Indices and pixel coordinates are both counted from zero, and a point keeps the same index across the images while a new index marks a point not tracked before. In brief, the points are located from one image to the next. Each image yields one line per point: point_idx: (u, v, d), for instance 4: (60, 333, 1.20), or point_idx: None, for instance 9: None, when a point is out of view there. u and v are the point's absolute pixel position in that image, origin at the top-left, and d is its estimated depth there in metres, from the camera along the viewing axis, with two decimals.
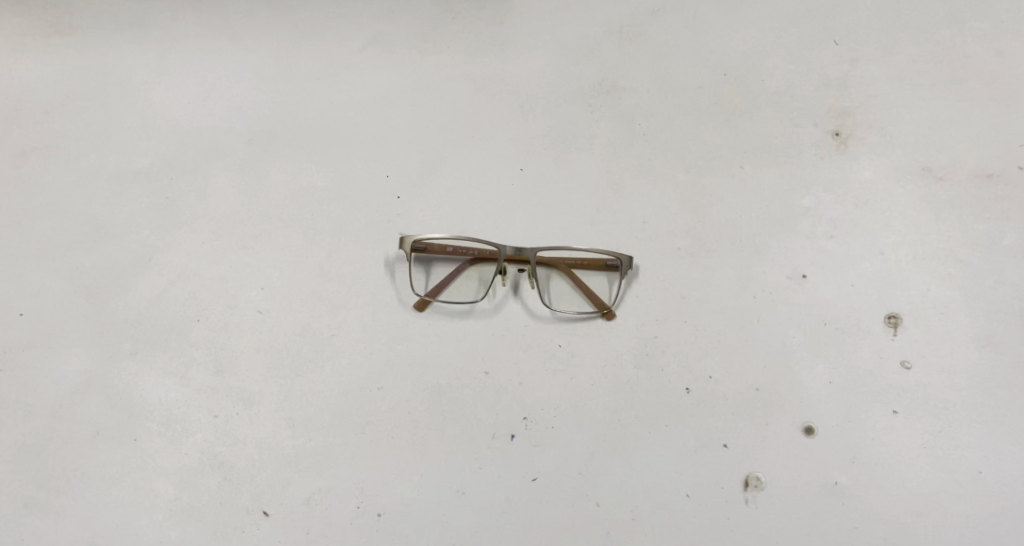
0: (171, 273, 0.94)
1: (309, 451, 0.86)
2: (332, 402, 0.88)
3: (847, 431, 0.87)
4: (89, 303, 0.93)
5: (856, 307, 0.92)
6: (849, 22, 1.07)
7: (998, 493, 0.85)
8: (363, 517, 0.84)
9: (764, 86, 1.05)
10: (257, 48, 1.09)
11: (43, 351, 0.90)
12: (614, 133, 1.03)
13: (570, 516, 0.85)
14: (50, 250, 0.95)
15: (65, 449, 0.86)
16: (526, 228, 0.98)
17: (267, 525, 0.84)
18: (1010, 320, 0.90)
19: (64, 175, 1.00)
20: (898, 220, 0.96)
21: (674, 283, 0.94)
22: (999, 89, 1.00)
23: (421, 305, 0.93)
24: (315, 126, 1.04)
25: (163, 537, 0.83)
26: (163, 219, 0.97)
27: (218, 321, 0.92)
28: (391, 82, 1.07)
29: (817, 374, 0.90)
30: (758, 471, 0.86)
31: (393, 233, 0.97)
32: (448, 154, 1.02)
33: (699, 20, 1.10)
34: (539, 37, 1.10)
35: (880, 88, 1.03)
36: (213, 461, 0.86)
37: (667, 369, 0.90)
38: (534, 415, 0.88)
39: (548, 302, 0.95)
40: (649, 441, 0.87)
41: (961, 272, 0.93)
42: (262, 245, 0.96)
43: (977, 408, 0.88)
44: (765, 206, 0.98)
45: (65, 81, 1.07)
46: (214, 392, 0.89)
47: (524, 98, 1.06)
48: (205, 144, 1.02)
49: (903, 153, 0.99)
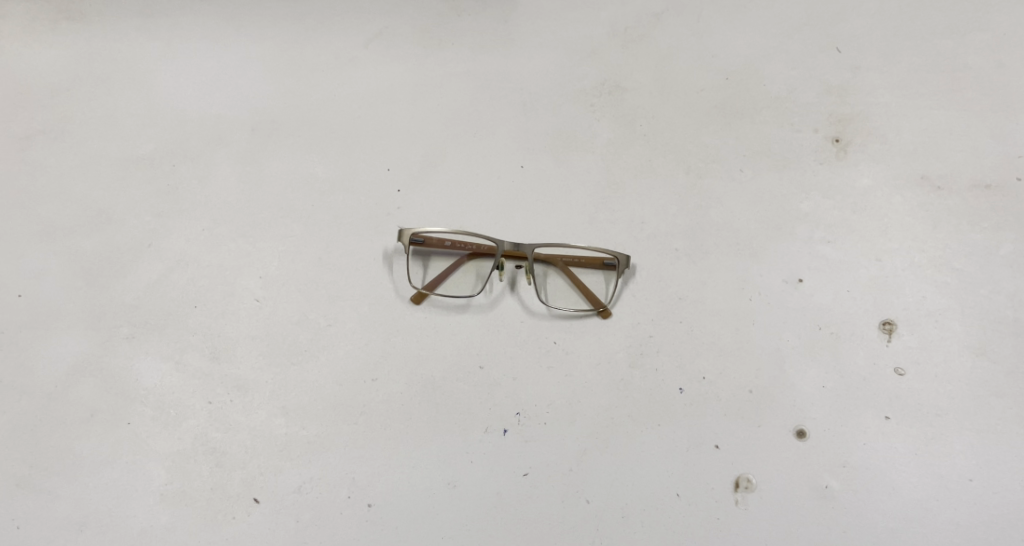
0: (170, 259, 0.95)
1: (302, 440, 0.87)
2: (326, 392, 0.89)
3: (839, 434, 0.88)
4: (88, 287, 0.93)
5: (851, 311, 0.93)
6: (852, 30, 1.08)
7: (989, 502, 0.85)
8: (353, 508, 0.84)
9: (765, 90, 1.06)
10: (262, 39, 1.10)
11: (40, 333, 0.91)
12: (615, 134, 1.04)
13: (560, 511, 0.85)
14: (51, 233, 0.96)
15: (58, 431, 0.87)
16: (525, 225, 0.98)
17: (257, 512, 0.84)
18: (1004, 329, 0.90)
19: (67, 159, 1.01)
20: (896, 227, 0.96)
21: (670, 283, 0.95)
22: (999, 101, 1.00)
23: (419, 298, 0.93)
24: (318, 118, 1.04)
25: (153, 521, 0.84)
26: (165, 205, 0.98)
27: (216, 307, 0.92)
28: (395, 77, 1.07)
29: (810, 378, 0.90)
30: (749, 473, 0.86)
31: (392, 225, 0.97)
32: (449, 149, 1.02)
33: (702, 24, 1.11)
34: (543, 37, 1.11)
35: (881, 96, 1.03)
36: (206, 447, 0.86)
37: (661, 368, 0.91)
38: (527, 410, 0.88)
39: (545, 298, 0.95)
40: (640, 440, 0.88)
41: (957, 280, 0.93)
42: (261, 234, 0.96)
43: (970, 415, 0.88)
44: (764, 210, 0.98)
45: (71, 66, 1.07)
46: (209, 379, 0.89)
47: (527, 96, 1.06)
48: (209, 132, 1.03)
49: (902, 161, 0.99)
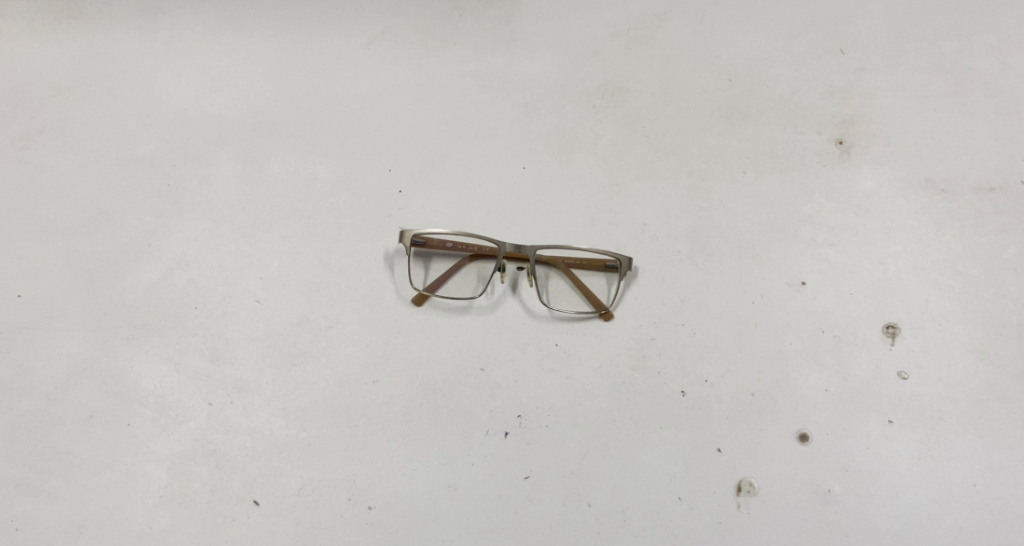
0: (170, 260, 0.94)
1: (302, 442, 0.86)
2: (327, 394, 0.88)
3: (841, 438, 0.87)
4: (88, 287, 0.93)
5: (853, 315, 0.92)
6: (856, 31, 1.07)
7: (992, 507, 0.84)
8: (354, 510, 0.84)
9: (769, 92, 1.06)
10: (263, 39, 1.10)
11: (39, 334, 0.90)
12: (618, 135, 1.03)
13: (561, 514, 0.85)
14: (50, 232, 0.96)
15: (57, 432, 0.86)
16: (526, 226, 0.98)
17: (257, 515, 0.84)
18: (1008, 333, 0.90)
19: (67, 159, 1.00)
20: (899, 230, 0.96)
21: (672, 286, 0.94)
22: (1003, 103, 1.00)
23: (420, 300, 0.93)
24: (319, 118, 1.04)
25: (153, 522, 0.83)
26: (165, 206, 0.98)
27: (216, 308, 0.92)
28: (396, 77, 1.07)
29: (813, 381, 0.90)
30: (752, 477, 0.86)
31: (392, 227, 0.97)
32: (451, 150, 1.02)
33: (705, 25, 1.11)
34: (546, 37, 1.10)
35: (885, 97, 1.03)
36: (206, 449, 0.86)
37: (663, 371, 0.90)
38: (529, 413, 0.88)
39: (547, 301, 0.95)
40: (642, 443, 0.87)
41: (961, 284, 0.93)
42: (262, 235, 0.96)
43: (973, 419, 0.87)
44: (766, 213, 0.98)
45: (71, 65, 1.07)
46: (209, 380, 0.89)
47: (529, 97, 1.06)
48: (210, 132, 1.02)
49: (905, 163, 0.99)
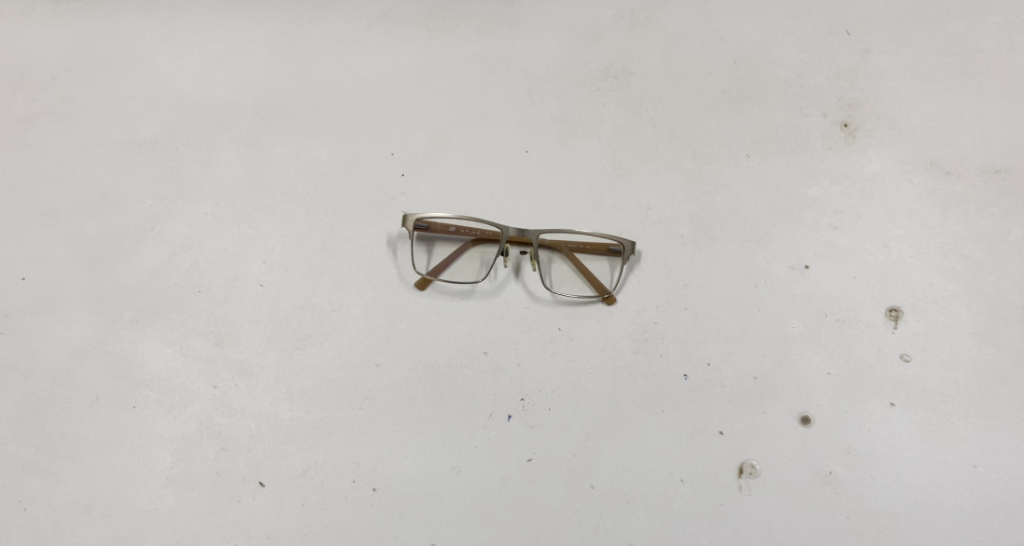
0: (174, 243, 0.95)
1: (306, 425, 0.87)
2: (330, 377, 0.89)
3: (843, 421, 0.88)
4: (91, 271, 0.93)
5: (856, 298, 0.92)
6: (862, 13, 1.06)
7: (993, 488, 0.85)
8: (358, 492, 0.85)
9: (773, 75, 1.05)
10: (264, 21, 1.09)
11: (43, 317, 0.91)
12: (621, 118, 1.03)
13: (564, 496, 0.85)
14: (53, 216, 0.96)
15: (63, 414, 0.87)
16: (529, 210, 0.98)
17: (263, 496, 0.84)
18: (1011, 315, 0.90)
19: (68, 142, 1.00)
20: (903, 213, 0.95)
21: (675, 270, 0.94)
22: (1010, 85, 0.99)
23: (422, 284, 0.93)
24: (321, 101, 1.03)
25: (159, 503, 0.84)
26: (168, 189, 0.98)
27: (219, 292, 0.92)
28: (398, 60, 1.06)
29: (815, 365, 0.90)
30: (753, 459, 0.86)
31: (395, 211, 0.97)
32: (453, 134, 1.01)
33: (710, 6, 1.10)
34: (549, 19, 1.09)
35: (891, 80, 1.02)
36: (211, 431, 0.87)
37: (666, 354, 0.90)
38: (531, 396, 0.88)
39: (549, 284, 0.95)
40: (644, 426, 0.88)
41: (965, 267, 0.92)
42: (265, 218, 0.96)
43: (975, 402, 0.87)
44: (770, 196, 0.98)
45: (71, 47, 1.06)
46: (213, 363, 0.89)
47: (532, 79, 1.05)
48: (212, 115, 1.02)
49: (910, 146, 0.98)
